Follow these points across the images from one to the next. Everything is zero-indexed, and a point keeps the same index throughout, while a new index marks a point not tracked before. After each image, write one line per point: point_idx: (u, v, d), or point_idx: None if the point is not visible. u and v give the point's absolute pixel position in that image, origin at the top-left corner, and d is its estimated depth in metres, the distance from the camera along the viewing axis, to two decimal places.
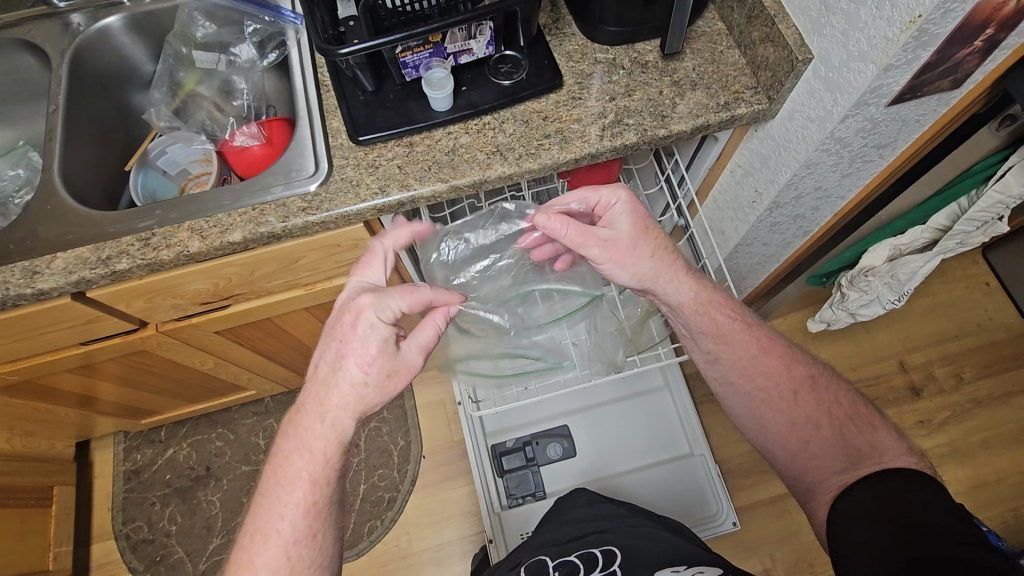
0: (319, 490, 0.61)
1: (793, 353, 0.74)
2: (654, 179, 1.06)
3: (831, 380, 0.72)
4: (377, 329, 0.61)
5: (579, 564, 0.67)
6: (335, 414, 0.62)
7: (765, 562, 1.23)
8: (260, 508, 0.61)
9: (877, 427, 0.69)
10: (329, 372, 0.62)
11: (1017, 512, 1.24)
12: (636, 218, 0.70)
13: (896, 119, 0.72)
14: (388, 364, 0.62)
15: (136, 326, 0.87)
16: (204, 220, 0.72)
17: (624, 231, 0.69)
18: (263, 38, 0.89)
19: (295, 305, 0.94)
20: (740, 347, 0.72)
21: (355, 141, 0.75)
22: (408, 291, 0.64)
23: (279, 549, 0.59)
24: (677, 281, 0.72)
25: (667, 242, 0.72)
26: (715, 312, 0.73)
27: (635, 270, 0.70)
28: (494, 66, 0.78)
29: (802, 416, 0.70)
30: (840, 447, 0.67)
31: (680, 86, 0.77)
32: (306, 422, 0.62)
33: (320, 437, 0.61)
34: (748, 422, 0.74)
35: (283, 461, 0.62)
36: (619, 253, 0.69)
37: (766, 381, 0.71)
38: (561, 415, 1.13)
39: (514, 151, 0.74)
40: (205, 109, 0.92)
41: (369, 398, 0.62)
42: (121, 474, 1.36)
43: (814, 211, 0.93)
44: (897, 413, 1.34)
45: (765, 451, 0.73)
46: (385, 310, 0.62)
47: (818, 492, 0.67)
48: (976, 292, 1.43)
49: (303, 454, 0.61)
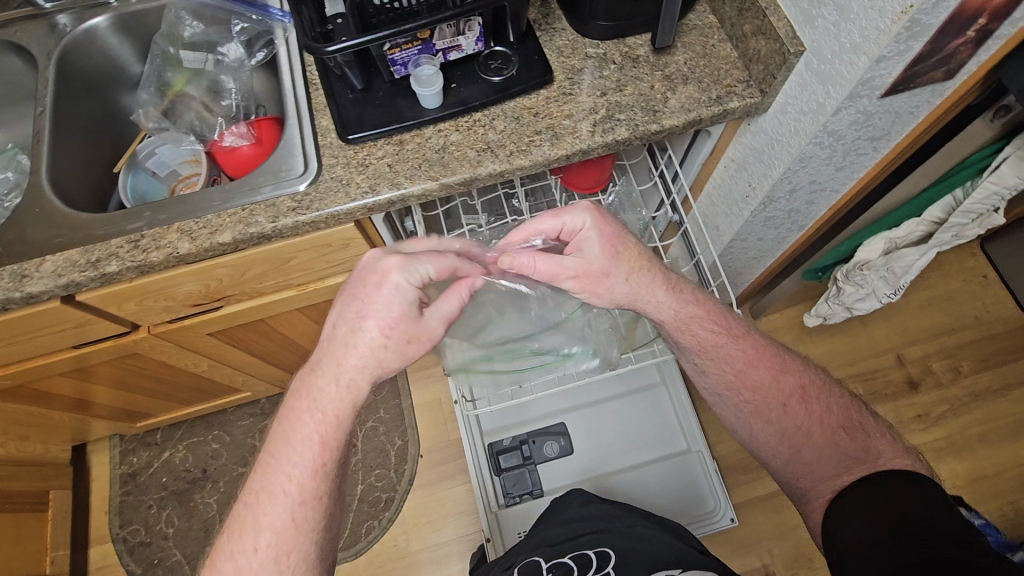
0: (329, 452, 0.59)
1: (785, 358, 0.72)
2: (648, 175, 1.04)
3: (821, 387, 0.70)
4: (402, 291, 0.60)
5: (572, 566, 0.67)
6: (350, 375, 0.60)
7: (764, 558, 1.22)
8: (265, 466, 0.59)
9: (870, 427, 0.68)
10: (347, 330, 0.60)
11: (1016, 505, 1.24)
12: (605, 242, 0.68)
13: (890, 111, 0.72)
14: (411, 329, 0.61)
15: (128, 328, 0.87)
16: (193, 221, 0.72)
17: (594, 257, 0.68)
18: (250, 36, 0.89)
19: (287, 306, 0.94)
20: (726, 362, 0.71)
21: (345, 140, 0.74)
22: (436, 256, 0.64)
23: (285, 508, 0.57)
24: (655, 301, 0.70)
25: (642, 259, 0.70)
26: (698, 329, 0.71)
27: (611, 296, 0.70)
28: (484, 63, 0.77)
29: (793, 426, 0.68)
30: (833, 453, 0.66)
31: (671, 80, 0.76)
32: (320, 378, 0.60)
33: (335, 397, 0.59)
34: (740, 429, 0.73)
35: (293, 420, 0.59)
36: (592, 282, 0.69)
37: (754, 394, 0.70)
38: (558, 413, 1.13)
39: (505, 148, 0.74)
40: (194, 109, 0.91)
41: (386, 361, 0.61)
42: (118, 477, 1.36)
43: (808, 205, 0.93)
44: (895, 407, 1.33)
45: (758, 456, 0.73)
46: (413, 273, 0.61)
47: (813, 496, 0.67)
48: (973, 285, 1.42)
49: (315, 413, 0.59)
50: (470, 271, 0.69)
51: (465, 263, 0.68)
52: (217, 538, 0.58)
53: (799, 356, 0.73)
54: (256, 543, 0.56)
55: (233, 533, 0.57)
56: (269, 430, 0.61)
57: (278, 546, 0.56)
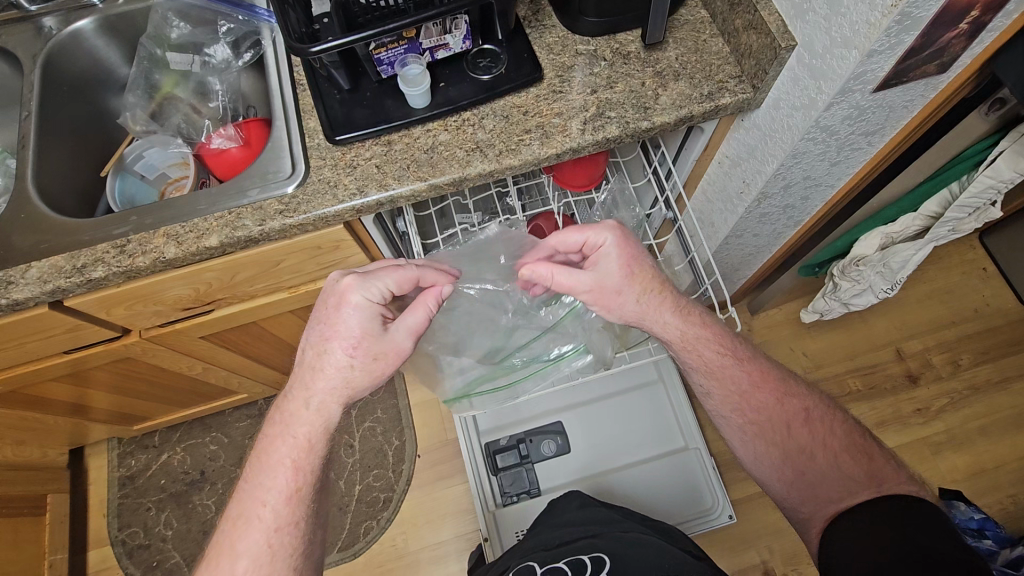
0: (303, 476, 0.62)
1: (792, 381, 0.71)
2: (642, 172, 1.04)
3: (825, 410, 0.69)
4: (362, 309, 0.63)
5: (568, 570, 0.65)
6: (319, 399, 0.63)
7: (763, 555, 1.22)
8: (244, 494, 0.62)
9: (877, 454, 0.66)
10: (315, 356, 0.63)
11: (1017, 499, 1.23)
12: (623, 260, 0.68)
13: (883, 106, 0.71)
14: (375, 347, 0.63)
15: (119, 333, 0.86)
16: (180, 225, 0.71)
17: (611, 274, 0.68)
18: (237, 37, 0.88)
19: (279, 308, 0.94)
20: (730, 383, 0.69)
21: (332, 141, 0.73)
22: (395, 270, 0.65)
23: (260, 535, 0.59)
24: (661, 322, 0.70)
25: (655, 280, 0.69)
26: (703, 349, 0.70)
27: (621, 312, 0.70)
28: (472, 61, 0.76)
29: (796, 448, 0.67)
30: (837, 476, 0.64)
31: (662, 77, 0.75)
32: (291, 407, 0.63)
33: (306, 423, 0.63)
34: (742, 452, 0.71)
35: (268, 447, 0.63)
36: (606, 298, 0.69)
37: (756, 416, 0.69)
38: (555, 412, 1.12)
39: (494, 147, 0.73)
40: (182, 111, 0.91)
41: (355, 381, 0.63)
42: (116, 480, 1.36)
43: (803, 201, 0.92)
44: (894, 401, 1.33)
45: (761, 482, 0.70)
46: (372, 289, 0.63)
47: (815, 520, 0.65)
48: (973, 278, 1.41)
49: (288, 439, 0.63)
50: (438, 281, 0.70)
51: (428, 273, 0.69)
52: (199, 566, 0.60)
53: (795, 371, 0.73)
54: (232, 570, 0.58)
55: (212, 561, 0.59)
56: (247, 460, 0.65)
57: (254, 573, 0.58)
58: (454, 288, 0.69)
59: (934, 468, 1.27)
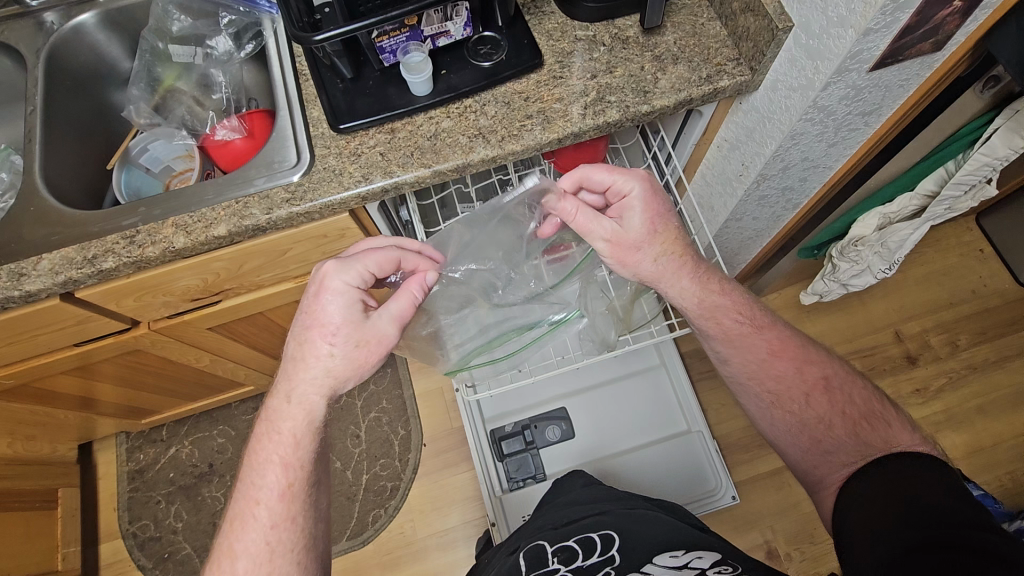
0: (293, 472, 0.62)
1: (805, 353, 0.72)
2: (641, 158, 1.05)
3: (845, 378, 0.70)
4: (342, 295, 0.63)
5: (578, 548, 0.65)
6: (299, 392, 0.63)
7: (766, 534, 1.24)
8: (238, 494, 0.63)
9: (892, 420, 0.67)
10: (297, 347, 0.63)
11: (1015, 475, 1.25)
12: (649, 215, 0.69)
13: (878, 85, 0.72)
14: (358, 333, 0.63)
15: (128, 325, 0.87)
16: (188, 215, 0.72)
17: (631, 227, 0.70)
18: (239, 29, 0.88)
19: (286, 297, 0.95)
20: (749, 350, 0.71)
21: (336, 129, 0.74)
22: (377, 254, 0.65)
23: (256, 533, 0.60)
24: (678, 287, 0.72)
25: (677, 242, 0.71)
26: (723, 317, 0.72)
27: (638, 268, 0.71)
28: (473, 48, 0.77)
29: (815, 417, 0.68)
30: (853, 444, 0.65)
31: (661, 61, 0.76)
32: (275, 404, 0.64)
33: (289, 418, 0.63)
34: (758, 420, 0.73)
35: (257, 446, 0.64)
36: (623, 249, 0.70)
37: (778, 385, 0.70)
38: (559, 398, 1.14)
39: (496, 133, 0.74)
40: (184, 103, 0.92)
41: (337, 370, 0.63)
42: (125, 474, 1.37)
43: (802, 182, 0.93)
44: (893, 381, 1.35)
45: (777, 448, 0.73)
46: (351, 274, 0.63)
47: (827, 484, 0.66)
48: (970, 259, 1.43)
49: (273, 436, 0.63)
50: (419, 266, 0.72)
51: (409, 254, 0.70)
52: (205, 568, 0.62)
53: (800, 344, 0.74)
54: (234, 570, 0.59)
55: (216, 563, 0.61)
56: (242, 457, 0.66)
57: (255, 571, 0.59)
58: (436, 273, 0.71)
59: None
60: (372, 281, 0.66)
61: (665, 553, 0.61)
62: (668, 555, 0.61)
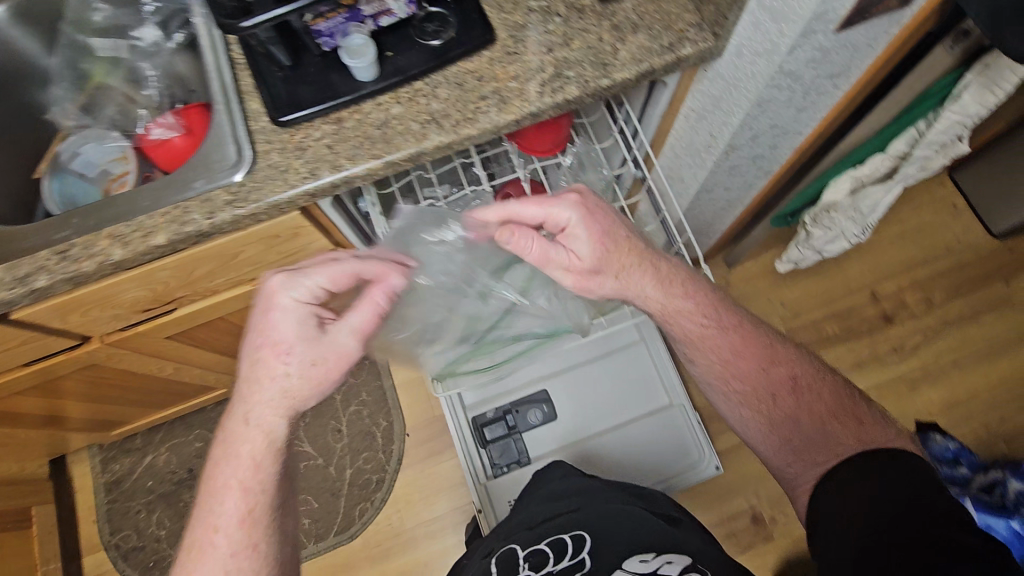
0: (254, 497, 0.60)
1: (776, 349, 0.70)
2: (608, 131, 1.01)
3: (813, 376, 0.69)
4: (292, 311, 0.60)
5: (549, 553, 0.65)
6: (258, 414, 0.60)
7: (750, 500, 1.26)
8: (194, 522, 0.60)
9: (865, 416, 0.66)
10: (251, 368, 0.61)
11: (987, 426, 1.29)
12: (594, 238, 0.67)
13: (846, 46, 0.69)
14: (316, 351, 0.60)
15: (79, 341, 0.83)
16: (124, 225, 0.67)
17: (582, 254, 0.68)
18: (166, 17, 0.83)
19: (245, 300, 0.91)
20: (712, 352, 0.70)
21: (277, 122, 0.69)
22: (330, 266, 0.61)
23: (216, 563, 0.57)
24: (642, 295, 0.70)
25: (627, 255, 0.69)
26: (684, 320, 0.70)
27: (603, 291, 0.70)
28: (420, 27, 0.72)
29: (782, 416, 0.67)
30: (824, 441, 0.65)
31: (620, 29, 0.72)
32: (231, 426, 0.61)
33: (247, 441, 0.60)
34: (731, 418, 0.72)
35: (214, 471, 0.61)
36: (582, 277, 0.69)
37: (744, 385, 0.69)
38: (540, 380, 1.11)
39: (450, 117, 0.70)
40: (115, 101, 0.84)
41: (293, 390, 0.60)
42: (102, 486, 1.34)
43: (773, 149, 0.90)
44: (869, 342, 1.36)
45: (750, 445, 0.71)
46: (299, 289, 0.60)
47: (801, 482, 0.65)
48: (943, 215, 1.42)
49: (232, 460, 0.60)
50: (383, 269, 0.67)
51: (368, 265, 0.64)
52: None
53: (771, 326, 0.72)
54: None
55: None
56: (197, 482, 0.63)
57: None
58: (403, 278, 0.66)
59: (910, 403, 1.32)
60: (324, 295, 0.62)
61: (638, 554, 0.62)
62: (638, 560, 0.61)
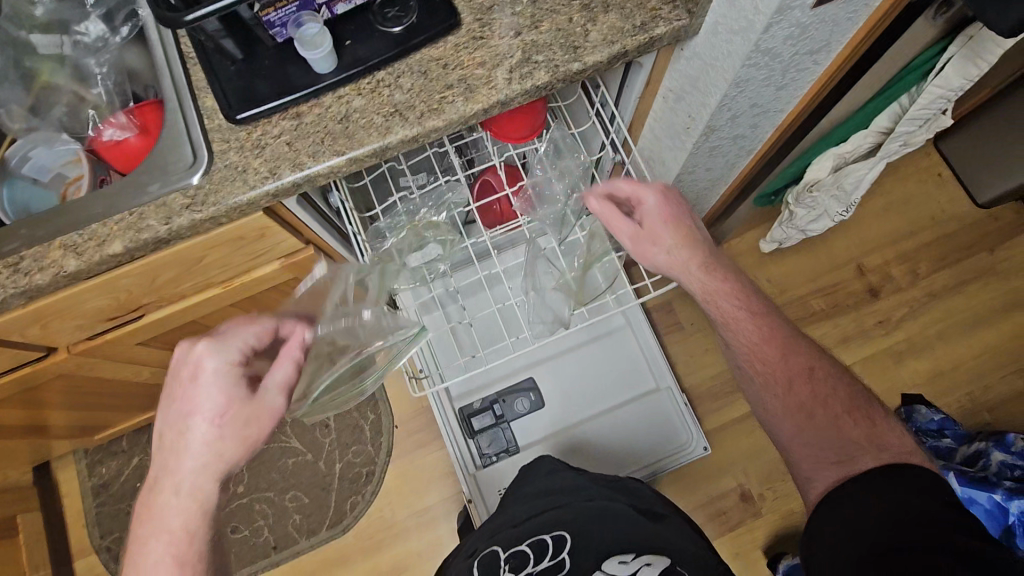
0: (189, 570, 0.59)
1: (797, 339, 0.72)
2: (585, 114, 0.98)
3: (828, 371, 0.71)
4: (220, 374, 0.61)
5: (531, 554, 0.65)
6: (187, 484, 0.60)
7: (740, 479, 1.27)
8: None
9: (875, 416, 0.68)
10: (176, 437, 0.61)
11: (972, 396, 1.30)
12: (664, 214, 0.72)
13: (825, 21, 0.66)
14: (247, 408, 0.61)
15: (44, 352, 0.80)
16: (77, 234, 0.64)
17: (648, 224, 0.73)
18: (110, 9, 0.79)
19: (217, 303, 0.88)
20: (744, 333, 0.71)
21: (232, 120, 0.66)
22: (248, 328, 0.64)
23: None
24: (685, 272, 0.72)
25: (691, 239, 0.72)
26: (723, 301, 0.71)
27: (654, 260, 0.73)
28: (380, 12, 0.69)
29: (798, 404, 0.69)
30: (837, 440, 0.66)
31: (590, 9, 0.69)
32: (160, 499, 0.60)
33: (178, 513, 0.60)
34: (754, 403, 0.73)
35: (142, 551, 0.60)
36: (641, 243, 0.73)
37: (766, 367, 0.71)
38: (525, 368, 1.10)
39: (414, 108, 0.67)
40: (65, 100, 0.80)
41: (219, 455, 0.60)
42: (90, 489, 1.33)
43: (753, 128, 0.88)
44: (856, 317, 1.35)
45: (766, 430, 0.73)
46: (228, 351, 0.61)
47: (813, 483, 0.67)
48: (929, 184, 1.40)
49: (162, 535, 0.60)
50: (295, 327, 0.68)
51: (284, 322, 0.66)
52: None
53: (789, 320, 0.73)
54: None
55: None
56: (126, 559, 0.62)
57: None
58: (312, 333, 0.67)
59: (896, 376, 1.32)
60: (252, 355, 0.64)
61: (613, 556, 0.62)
62: (616, 561, 0.61)
